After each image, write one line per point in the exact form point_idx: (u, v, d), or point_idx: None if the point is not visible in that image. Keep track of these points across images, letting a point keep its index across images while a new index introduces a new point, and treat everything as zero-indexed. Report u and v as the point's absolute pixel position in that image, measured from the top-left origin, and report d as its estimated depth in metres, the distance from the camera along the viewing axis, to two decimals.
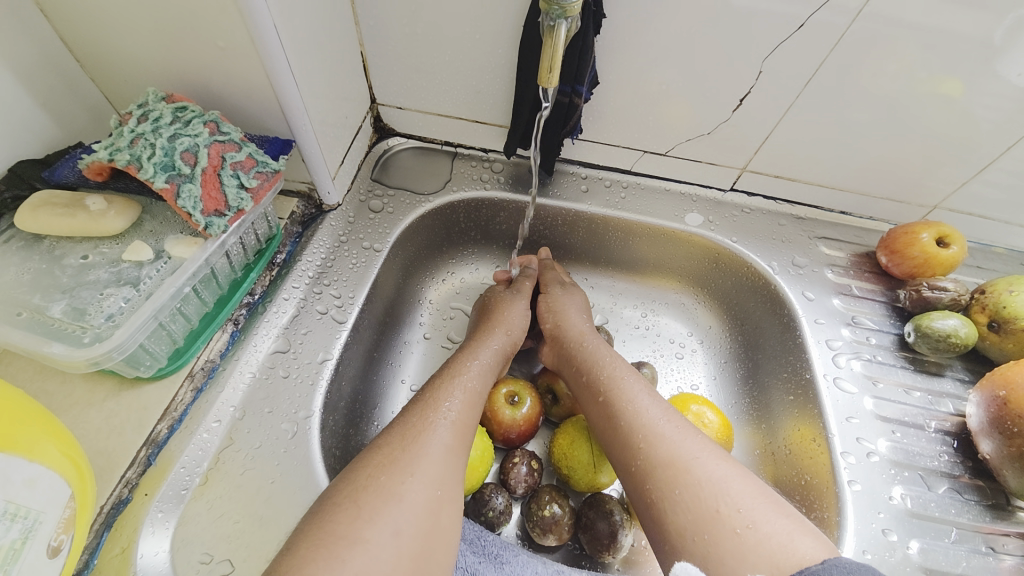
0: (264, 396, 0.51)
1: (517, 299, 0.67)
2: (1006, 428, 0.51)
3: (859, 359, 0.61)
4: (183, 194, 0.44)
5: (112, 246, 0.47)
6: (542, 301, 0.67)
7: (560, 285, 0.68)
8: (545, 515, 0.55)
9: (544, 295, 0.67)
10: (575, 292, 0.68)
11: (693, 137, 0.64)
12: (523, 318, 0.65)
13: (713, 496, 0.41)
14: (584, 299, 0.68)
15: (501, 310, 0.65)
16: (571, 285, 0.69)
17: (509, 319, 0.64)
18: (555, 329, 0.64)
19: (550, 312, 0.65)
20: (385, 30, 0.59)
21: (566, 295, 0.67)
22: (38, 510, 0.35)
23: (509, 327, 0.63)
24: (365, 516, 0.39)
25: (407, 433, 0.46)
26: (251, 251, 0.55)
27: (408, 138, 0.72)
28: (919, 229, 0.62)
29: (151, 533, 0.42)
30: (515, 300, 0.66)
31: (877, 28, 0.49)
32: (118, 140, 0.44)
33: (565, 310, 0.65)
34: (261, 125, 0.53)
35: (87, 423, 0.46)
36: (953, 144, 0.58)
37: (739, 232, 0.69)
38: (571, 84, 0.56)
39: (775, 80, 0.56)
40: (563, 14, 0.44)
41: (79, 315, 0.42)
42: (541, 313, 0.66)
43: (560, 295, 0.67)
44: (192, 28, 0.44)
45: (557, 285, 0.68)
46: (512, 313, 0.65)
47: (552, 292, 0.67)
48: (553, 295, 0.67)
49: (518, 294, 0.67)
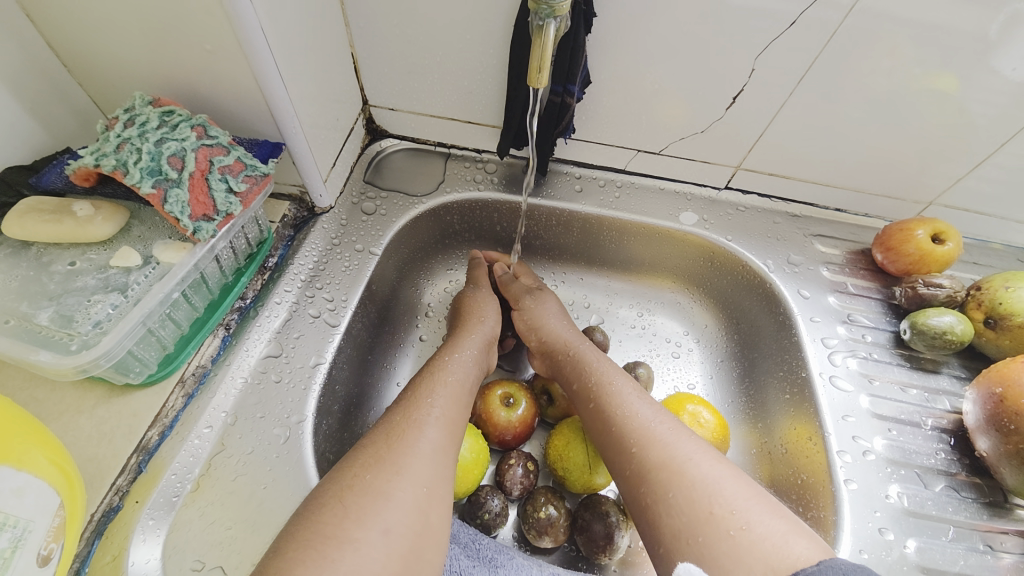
0: (257, 401, 0.50)
1: (479, 293, 0.67)
2: (1002, 425, 0.51)
3: (856, 357, 0.61)
4: (170, 200, 0.43)
5: (100, 252, 0.46)
6: (517, 317, 0.66)
7: (530, 294, 0.67)
8: (541, 517, 0.55)
9: (518, 310, 0.66)
10: (546, 297, 0.67)
11: (687, 136, 0.64)
12: (495, 309, 0.65)
13: (706, 497, 0.41)
14: (557, 302, 0.67)
15: (476, 306, 0.65)
16: (539, 290, 0.68)
17: (481, 310, 0.64)
18: (540, 345, 0.63)
19: (530, 328, 0.64)
20: (376, 31, 0.59)
21: (538, 304, 0.66)
22: (27, 519, 0.35)
23: (482, 317, 0.63)
24: (353, 516, 0.39)
25: (391, 431, 0.45)
26: (241, 255, 0.55)
27: (401, 139, 0.72)
28: (915, 225, 0.62)
29: (142, 541, 0.42)
30: (481, 296, 0.66)
31: (870, 24, 0.49)
32: (104, 145, 0.44)
33: (543, 322, 0.64)
34: (250, 129, 0.53)
35: (78, 430, 0.45)
36: (948, 139, 0.58)
37: (734, 230, 0.69)
38: (562, 84, 0.56)
39: (770, 77, 0.55)
40: (552, 14, 0.44)
41: (67, 322, 0.42)
42: (522, 331, 0.65)
43: (533, 305, 0.66)
44: (179, 31, 0.44)
45: (526, 295, 0.67)
46: (484, 309, 0.64)
47: (524, 306, 0.66)
48: (526, 309, 0.65)
49: (480, 290, 0.67)
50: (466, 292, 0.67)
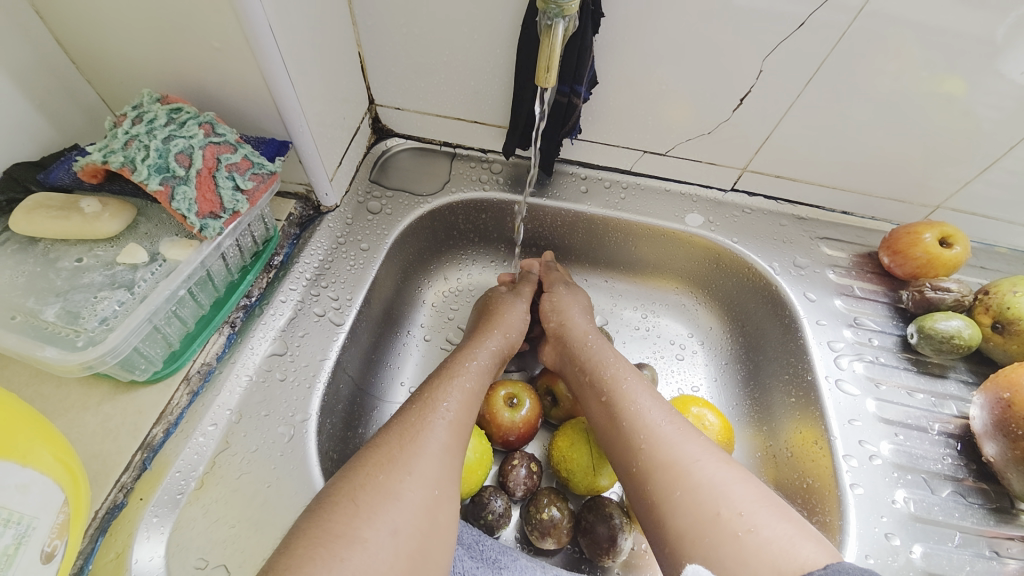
0: (261, 400, 0.50)
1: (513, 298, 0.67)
2: (1010, 431, 0.50)
3: (862, 361, 0.60)
4: (178, 197, 0.43)
5: (107, 248, 0.47)
6: (547, 299, 0.67)
7: (565, 285, 0.68)
8: (544, 518, 0.54)
9: (548, 293, 0.67)
10: (578, 293, 0.67)
11: (694, 137, 0.64)
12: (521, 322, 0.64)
13: (713, 499, 0.41)
14: (588, 299, 0.67)
15: (501, 310, 0.65)
16: (576, 284, 0.69)
17: (507, 316, 0.64)
18: (558, 328, 0.63)
19: (554, 311, 0.65)
20: (383, 31, 0.59)
21: (571, 294, 0.67)
22: (32, 515, 0.35)
23: (508, 329, 0.63)
24: (363, 515, 0.39)
25: (405, 432, 0.45)
26: (248, 253, 0.55)
27: (407, 139, 0.72)
28: (922, 229, 0.62)
29: (146, 538, 0.42)
30: (514, 301, 0.66)
31: (878, 26, 0.49)
32: (112, 141, 0.44)
33: (568, 310, 0.64)
34: (257, 127, 0.53)
35: (83, 427, 0.45)
36: (955, 143, 0.58)
37: (740, 232, 0.68)
38: (569, 84, 0.56)
39: (776, 79, 0.55)
40: (561, 13, 0.44)
41: (73, 318, 0.42)
42: (545, 312, 0.65)
43: (564, 294, 0.67)
44: (188, 28, 0.44)
45: (562, 283, 0.68)
46: (512, 316, 0.64)
47: (558, 291, 0.67)
48: (559, 295, 0.66)
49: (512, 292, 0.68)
50: (502, 292, 0.68)
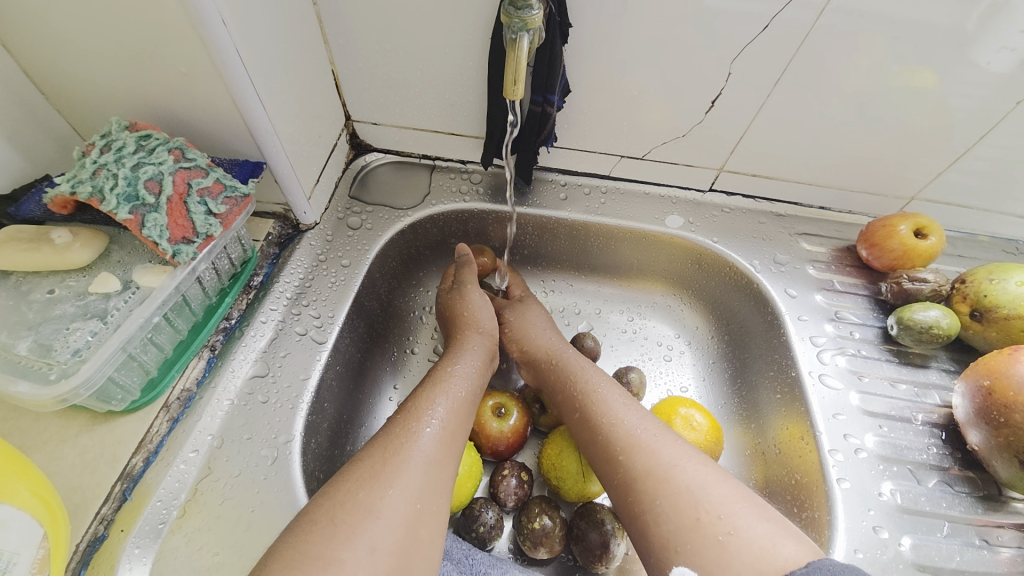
0: (244, 423, 0.50)
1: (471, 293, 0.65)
2: (992, 418, 0.51)
3: (845, 355, 0.60)
4: (148, 224, 0.43)
5: (79, 278, 0.46)
6: (502, 331, 0.66)
7: (511, 307, 0.68)
8: (535, 527, 0.54)
9: (504, 323, 0.67)
10: (529, 307, 0.67)
11: (670, 140, 0.64)
12: (490, 317, 0.64)
13: (694, 504, 0.41)
14: (541, 309, 0.68)
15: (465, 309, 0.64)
16: (523, 300, 0.68)
17: (476, 316, 0.63)
18: (523, 355, 0.63)
19: (514, 339, 0.65)
20: (355, 48, 0.59)
21: (522, 313, 0.66)
22: (11, 551, 0.34)
23: (480, 325, 0.63)
24: (340, 536, 0.38)
25: (389, 445, 0.45)
26: (225, 276, 0.55)
27: (385, 153, 0.72)
28: (896, 221, 0.62)
29: (128, 571, 0.41)
30: (474, 295, 0.65)
31: (844, 22, 0.49)
32: (80, 172, 0.44)
33: (525, 332, 0.64)
34: (229, 149, 0.53)
35: (61, 460, 0.45)
36: (928, 134, 0.58)
37: (720, 232, 0.69)
38: (542, 93, 0.56)
39: (748, 79, 0.56)
40: (524, 27, 0.44)
41: (45, 351, 0.42)
42: (506, 341, 0.66)
43: (517, 316, 0.66)
44: (155, 55, 0.44)
45: (508, 308, 0.68)
46: (477, 311, 0.64)
47: (508, 320, 0.66)
48: (511, 321, 0.66)
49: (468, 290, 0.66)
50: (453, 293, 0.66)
